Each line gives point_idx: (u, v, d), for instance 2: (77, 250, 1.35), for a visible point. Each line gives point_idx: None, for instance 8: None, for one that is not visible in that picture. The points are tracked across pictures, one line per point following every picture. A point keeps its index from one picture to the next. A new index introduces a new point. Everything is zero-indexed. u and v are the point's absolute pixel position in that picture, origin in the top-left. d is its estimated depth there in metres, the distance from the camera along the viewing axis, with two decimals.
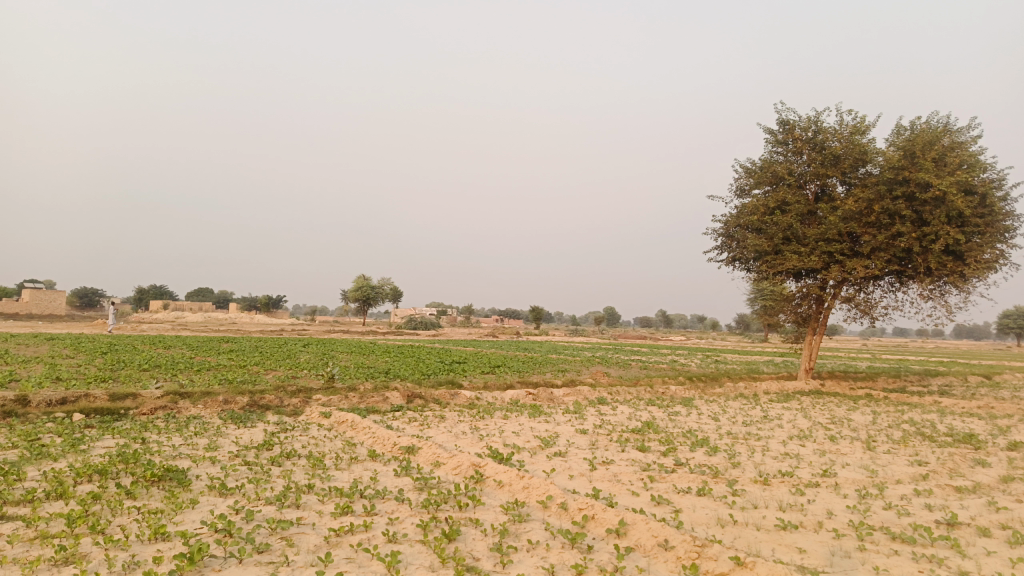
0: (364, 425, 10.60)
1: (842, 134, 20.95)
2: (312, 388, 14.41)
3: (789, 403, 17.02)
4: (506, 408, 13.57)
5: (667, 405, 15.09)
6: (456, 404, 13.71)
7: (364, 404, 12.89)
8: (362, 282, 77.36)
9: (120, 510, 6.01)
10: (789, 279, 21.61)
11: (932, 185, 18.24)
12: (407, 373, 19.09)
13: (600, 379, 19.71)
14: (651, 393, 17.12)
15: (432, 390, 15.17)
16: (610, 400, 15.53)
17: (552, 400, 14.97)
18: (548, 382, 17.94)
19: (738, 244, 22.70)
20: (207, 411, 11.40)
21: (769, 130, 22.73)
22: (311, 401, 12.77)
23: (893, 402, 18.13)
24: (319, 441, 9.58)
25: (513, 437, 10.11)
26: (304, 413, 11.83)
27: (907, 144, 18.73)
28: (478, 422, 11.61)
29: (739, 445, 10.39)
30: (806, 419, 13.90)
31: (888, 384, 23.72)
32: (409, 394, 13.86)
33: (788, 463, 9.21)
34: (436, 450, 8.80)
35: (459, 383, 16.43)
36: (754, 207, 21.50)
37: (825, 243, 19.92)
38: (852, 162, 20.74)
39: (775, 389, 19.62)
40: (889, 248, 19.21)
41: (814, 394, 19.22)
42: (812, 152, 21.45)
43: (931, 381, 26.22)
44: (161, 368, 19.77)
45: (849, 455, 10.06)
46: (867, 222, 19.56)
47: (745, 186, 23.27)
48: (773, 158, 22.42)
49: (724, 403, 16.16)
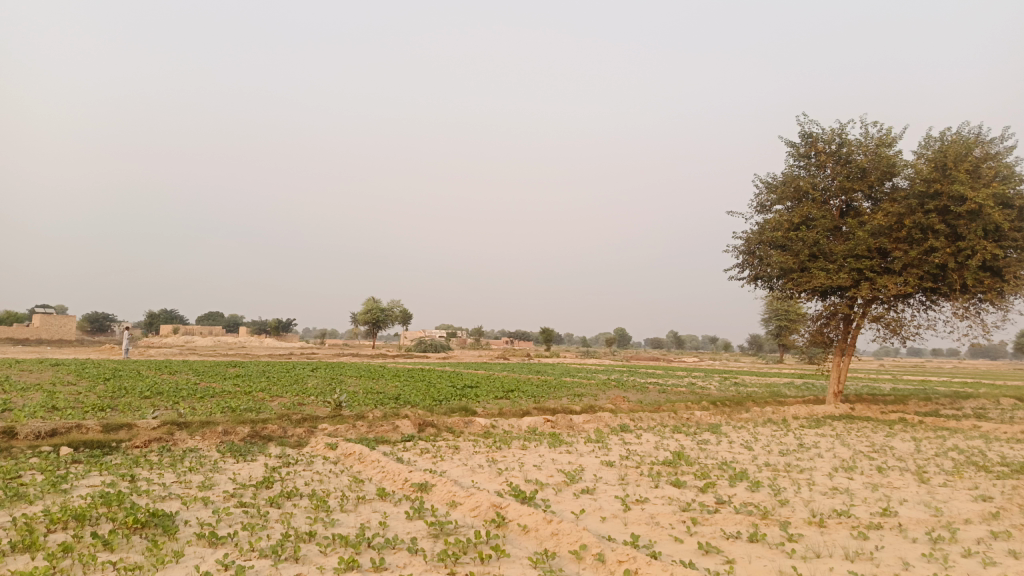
0: (374, 458, 9.82)
1: (868, 146, 20.20)
2: (318, 416, 13.64)
3: (822, 429, 16.13)
4: (524, 437, 12.75)
5: (694, 433, 14.24)
6: (470, 433, 12.90)
7: (373, 434, 12.11)
8: (372, 304, 76.95)
9: (92, 567, 5.22)
10: (816, 298, 20.74)
11: (967, 198, 17.42)
12: (418, 399, 18.29)
13: (621, 404, 18.82)
14: (675, 420, 16.23)
15: (445, 417, 14.38)
16: (633, 428, 14.68)
17: (572, 428, 14.14)
18: (566, 408, 17.08)
19: (760, 261, 21.86)
20: (205, 443, 10.63)
21: (791, 143, 22.00)
22: (317, 431, 12.00)
23: (931, 427, 17.19)
24: (324, 478, 8.79)
25: (535, 472, 9.29)
26: (309, 444, 11.05)
27: (938, 155, 17.93)
28: (495, 454, 10.78)
29: (781, 478, 9.52)
30: (845, 447, 13.01)
31: (919, 407, 22.72)
32: (421, 422, 13.07)
33: (839, 500, 8.34)
34: (452, 487, 7.99)
35: (473, 410, 15.60)
36: (777, 223, 20.69)
37: (854, 259, 19.07)
38: (879, 176, 19.97)
39: (804, 414, 18.73)
40: (921, 264, 18.35)
41: (845, 419, 18.27)
42: (836, 166, 20.68)
43: (963, 403, 25.19)
44: (164, 395, 19.06)
45: (903, 490, 9.17)
46: (897, 238, 18.73)
47: (766, 202, 22.50)
48: (795, 173, 21.67)
49: (754, 429, 15.29)
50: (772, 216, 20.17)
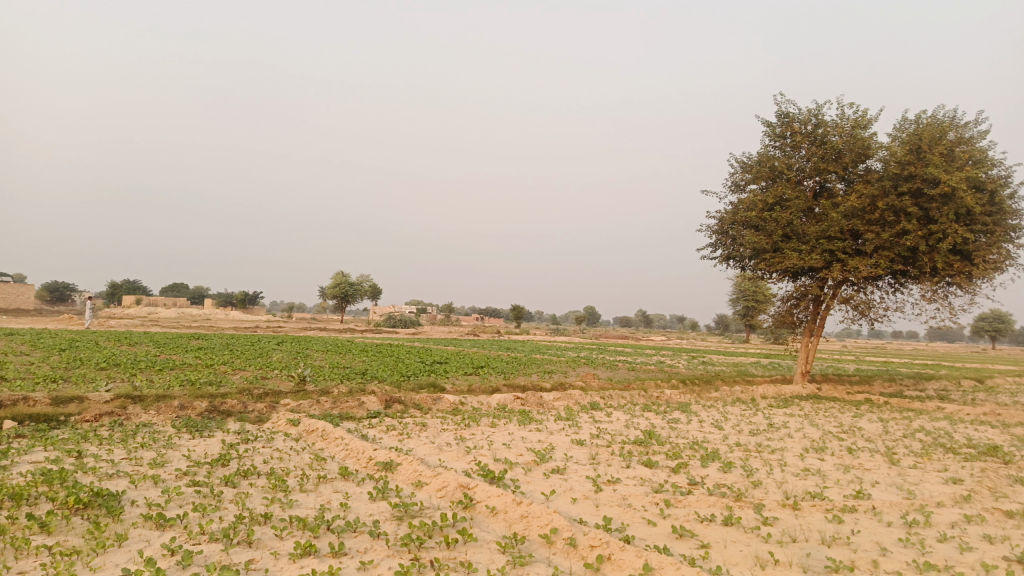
0: (337, 435, 9.47)
1: (843, 127, 20.14)
2: (280, 391, 13.23)
3: (790, 409, 16.15)
4: (493, 414, 12.50)
5: (664, 412, 14.11)
6: (438, 410, 12.60)
7: (337, 410, 11.75)
8: (340, 278, 75.94)
9: (24, 552, 4.82)
10: (787, 279, 20.75)
11: (940, 181, 17.46)
12: (385, 374, 17.93)
13: (591, 382, 18.67)
14: (646, 398, 16.11)
15: (413, 394, 14.05)
16: (603, 406, 14.50)
17: (542, 405, 13.92)
18: (536, 385, 16.86)
19: (733, 241, 21.79)
20: (160, 417, 10.16)
21: (767, 123, 21.87)
22: (279, 406, 11.59)
23: (896, 408, 17.33)
24: (284, 455, 8.43)
25: (504, 450, 9.03)
26: (270, 420, 10.66)
27: (913, 137, 17.91)
28: (464, 432, 10.51)
29: (754, 459, 9.38)
30: (814, 428, 12.98)
31: (884, 388, 22.96)
32: (387, 399, 12.74)
33: (812, 482, 8.21)
34: (417, 467, 7.69)
35: (441, 386, 15.30)
36: (751, 203, 20.58)
37: (827, 240, 19.06)
38: (853, 157, 19.93)
39: (772, 394, 18.78)
40: (893, 246, 18.41)
41: (812, 399, 18.35)
42: (811, 147, 20.60)
43: (926, 385, 25.55)
44: (121, 367, 18.43)
45: (875, 471, 9.09)
46: (870, 220, 18.73)
47: (741, 182, 22.39)
48: (770, 153, 21.57)
49: (724, 409, 15.23)
50: (747, 196, 20.05)
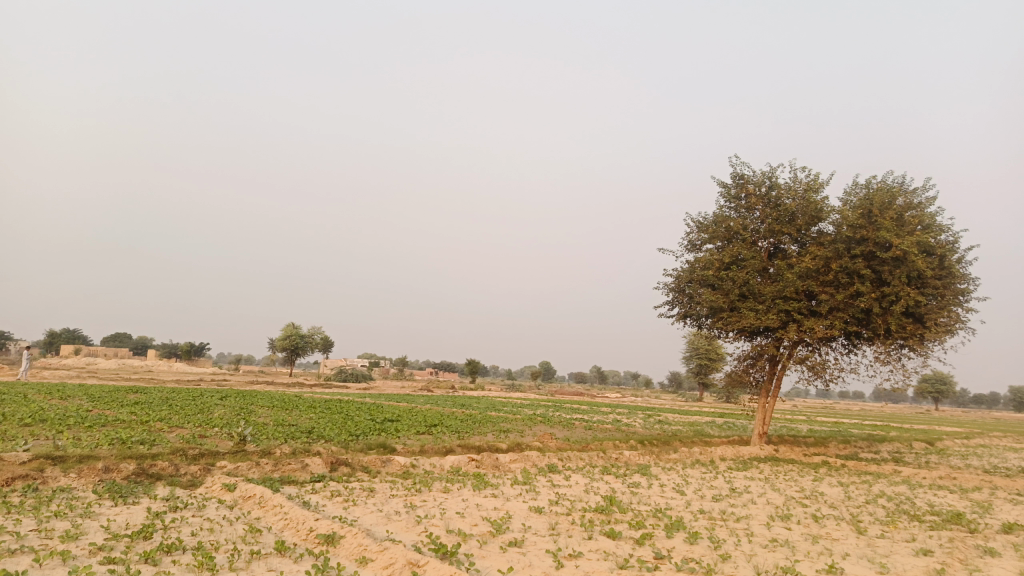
0: (276, 503, 8.76)
1: (796, 191, 20.52)
2: (217, 452, 12.37)
3: (750, 472, 15.87)
4: (446, 478, 11.88)
5: (623, 475, 13.65)
6: (388, 473, 11.93)
7: (278, 473, 10.98)
8: (291, 330, 74.19)
9: None
10: (744, 338, 20.72)
11: (892, 245, 17.77)
12: (333, 433, 17.11)
13: (548, 442, 18.12)
14: (604, 461, 15.63)
15: (361, 455, 13.33)
16: (561, 469, 13.99)
17: (497, 468, 13.34)
18: (491, 446, 16.24)
19: (690, 300, 21.76)
20: (80, 481, 9.26)
21: (722, 184, 22.17)
22: (214, 469, 10.78)
23: (854, 472, 17.20)
24: (217, 526, 7.69)
25: (457, 520, 8.44)
26: (203, 485, 9.86)
27: (865, 201, 18.28)
28: (414, 498, 9.87)
29: (719, 528, 8.97)
30: (776, 493, 12.68)
31: (838, 450, 22.94)
32: (333, 461, 12.01)
33: (782, 554, 7.81)
34: (362, 540, 7.06)
35: (392, 447, 14.59)
36: (708, 262, 20.63)
37: (783, 300, 19.14)
38: (806, 220, 20.26)
39: (731, 455, 18.52)
40: (847, 307, 18.56)
41: (771, 462, 18.12)
42: (765, 209, 20.90)
43: (879, 446, 25.69)
44: (46, 423, 17.18)
45: (843, 542, 8.75)
46: (824, 281, 18.92)
47: (696, 241, 22.54)
48: (726, 213, 21.80)
49: (684, 472, 14.85)
50: (703, 255, 20.12)
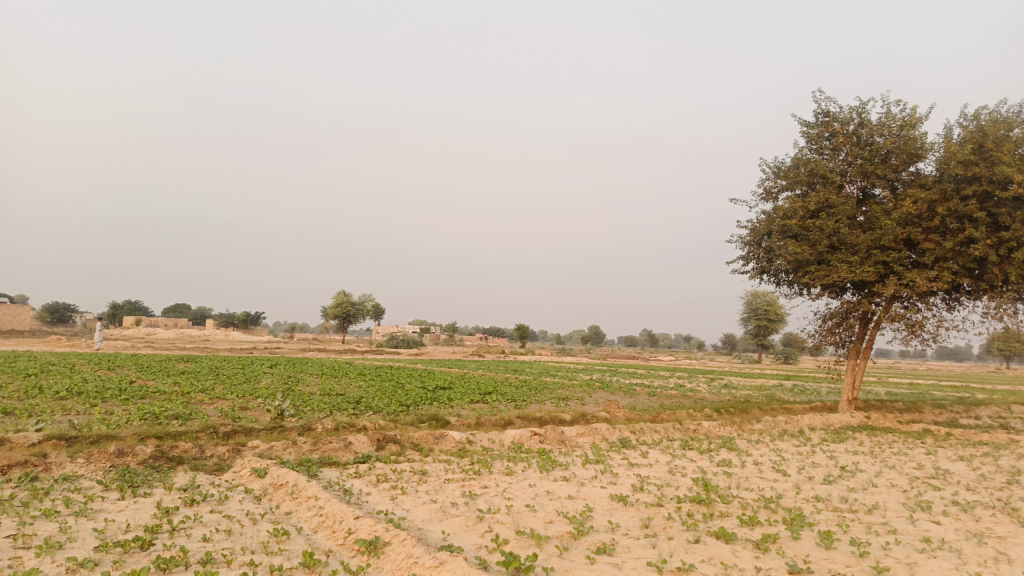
0: (309, 494, 7.34)
1: (891, 127, 18.13)
2: (251, 428, 11.06)
3: (848, 444, 14.01)
4: (508, 457, 10.38)
5: (709, 451, 11.94)
6: (441, 451, 10.49)
7: (317, 454, 9.59)
8: (343, 298, 73.86)
9: None
10: (831, 295, 18.57)
11: (1011, 182, 15.39)
12: (381, 404, 15.75)
13: (615, 411, 16.46)
14: (682, 432, 13.93)
15: (411, 430, 11.93)
16: (635, 443, 12.35)
17: (564, 443, 11.80)
18: (553, 416, 14.63)
19: (769, 254, 19.69)
20: (88, 467, 8.01)
21: (803, 123, 19.86)
22: (246, 450, 9.45)
23: (965, 443, 15.18)
24: (237, 529, 6.29)
25: (526, 516, 6.87)
26: (230, 471, 8.52)
27: (977, 134, 15.85)
28: (474, 485, 8.36)
29: (851, 525, 7.21)
30: (895, 473, 10.82)
31: (935, 416, 20.70)
32: (380, 438, 10.59)
33: (950, 564, 6.02)
34: (412, 549, 5.53)
35: (445, 418, 13.12)
36: (791, 210, 18.42)
37: (879, 250, 16.86)
38: (903, 159, 17.87)
39: (820, 425, 16.61)
40: (956, 257, 16.28)
41: (867, 432, 16.14)
42: (854, 149, 18.57)
43: (977, 411, 23.42)
44: (82, 396, 16.23)
45: (1018, 542, 6.90)
46: (928, 227, 16.60)
47: (773, 189, 20.37)
48: (807, 156, 19.52)
49: (776, 445, 13.07)
50: (785, 203, 17.96)
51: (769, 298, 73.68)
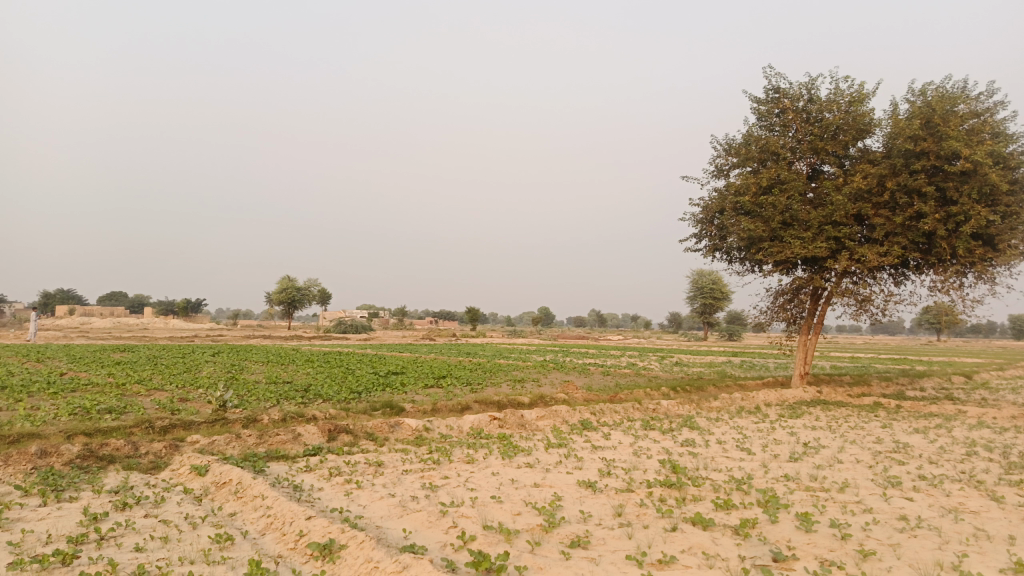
0: (256, 493, 6.75)
1: (840, 103, 18.13)
2: (191, 421, 10.33)
3: (805, 419, 14.02)
4: (467, 443, 9.95)
5: (671, 431, 11.72)
6: (397, 440, 9.98)
7: (263, 448, 8.96)
8: (288, 283, 72.03)
9: None
10: (783, 271, 18.60)
11: (959, 157, 15.52)
12: (331, 391, 15.10)
13: (573, 392, 16.16)
14: (642, 413, 13.72)
15: (364, 418, 11.37)
16: (596, 425, 12.05)
17: (524, 427, 11.43)
18: (511, 399, 14.24)
19: (721, 231, 19.61)
20: (5, 470, 7.23)
21: (753, 100, 19.74)
22: (186, 445, 8.77)
23: (916, 415, 15.40)
24: (175, 535, 5.67)
25: (493, 509, 6.44)
26: (167, 469, 7.86)
27: (925, 109, 15.90)
28: (433, 475, 7.90)
29: (826, 505, 7.00)
30: (857, 448, 10.77)
31: (882, 388, 21.06)
32: (331, 428, 10.00)
33: (933, 544, 5.83)
34: (372, 552, 5.03)
35: (399, 405, 12.57)
36: (743, 186, 18.31)
37: (831, 226, 16.88)
38: (853, 135, 17.91)
39: (776, 401, 16.66)
40: (905, 231, 16.42)
41: (821, 406, 16.23)
42: (805, 125, 18.55)
43: (921, 382, 24.00)
44: (5, 391, 15.13)
45: (992, 517, 6.79)
46: (878, 203, 16.68)
47: (725, 166, 20.26)
48: (758, 133, 19.42)
49: (736, 423, 12.96)
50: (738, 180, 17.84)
51: (715, 276, 74.89)
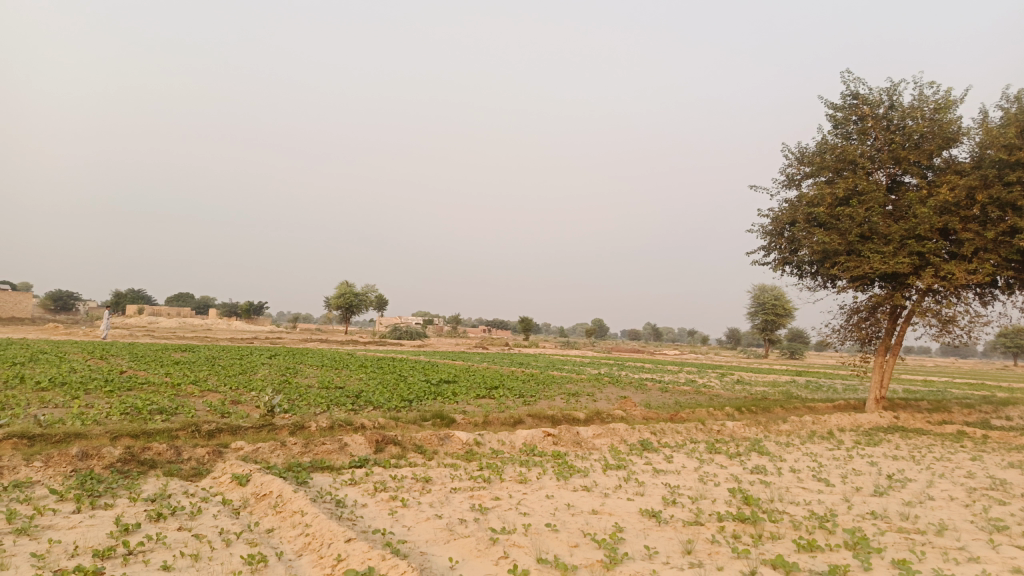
0: (295, 508, 6.33)
1: (925, 110, 16.99)
2: (238, 426, 10.06)
3: (883, 448, 13.01)
4: (520, 460, 9.39)
5: (738, 455, 10.92)
6: (446, 454, 9.50)
7: (308, 458, 8.59)
8: (345, 288, 72.90)
9: None
10: (860, 288, 17.50)
11: None
12: (381, 399, 14.75)
13: (631, 409, 15.46)
14: (705, 434, 12.93)
15: (413, 429, 10.93)
16: (657, 446, 11.34)
17: (580, 445, 10.81)
18: (566, 414, 13.62)
19: (793, 244, 18.62)
20: (45, 471, 7.02)
21: (829, 106, 18.73)
22: (230, 452, 8.46)
23: (1007, 447, 14.16)
24: (206, 553, 5.28)
25: (548, 539, 5.86)
26: (208, 478, 7.54)
27: (1021, 116, 14.69)
28: (484, 495, 7.37)
29: (925, 551, 6.18)
30: (948, 482, 9.79)
31: (964, 416, 19.62)
32: (379, 438, 9.59)
33: None
34: None
35: (450, 416, 12.11)
36: (817, 197, 17.32)
37: (914, 240, 15.76)
38: (939, 144, 16.75)
39: (849, 426, 15.61)
40: (998, 247, 15.21)
41: (900, 433, 15.11)
42: (885, 133, 17.46)
43: (1006, 411, 22.38)
44: (64, 388, 15.26)
45: None
46: (967, 217, 15.50)
47: (797, 175, 19.26)
48: (834, 141, 18.40)
49: (808, 449, 12.06)
50: (812, 190, 16.88)
51: (777, 292, 72.73)
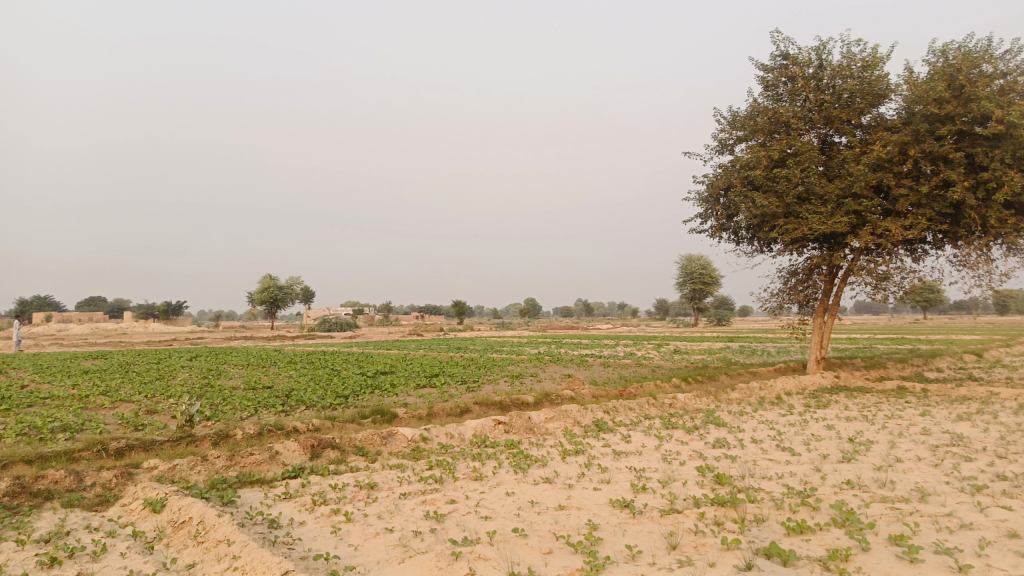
0: (220, 537, 5.42)
1: (853, 68, 16.96)
2: (152, 441, 8.96)
3: (834, 409, 12.88)
4: (472, 454, 8.65)
5: (696, 429, 10.49)
6: (391, 455, 8.67)
7: (234, 472, 7.64)
8: (269, 282, 70.22)
9: None
10: (797, 250, 17.45)
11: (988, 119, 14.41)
12: (315, 396, 13.74)
13: (578, 388, 14.93)
14: (658, 409, 12.50)
15: (352, 429, 10.04)
16: (612, 426, 10.81)
17: (533, 431, 10.16)
18: (514, 399, 12.95)
19: (730, 209, 18.42)
20: None
21: (758, 69, 18.56)
22: (142, 473, 7.41)
23: (948, 399, 14.30)
24: None
25: (518, 547, 5.16)
26: (116, 506, 6.51)
27: (949, 70, 14.75)
28: (438, 499, 6.60)
29: (917, 522, 5.77)
30: (908, 442, 9.58)
31: (899, 371, 19.96)
32: (315, 443, 8.68)
33: None
34: None
35: (391, 411, 11.24)
36: (752, 160, 17.11)
37: (851, 199, 15.73)
38: (868, 102, 16.76)
39: (796, 389, 15.51)
40: (932, 202, 15.32)
41: (845, 393, 15.11)
42: (815, 93, 17.37)
43: (934, 363, 23.03)
44: None
45: None
46: (900, 173, 15.54)
47: (730, 140, 19.05)
48: (765, 104, 18.24)
49: (763, 417, 11.76)
50: (748, 153, 16.65)
51: (704, 262, 74.17)
